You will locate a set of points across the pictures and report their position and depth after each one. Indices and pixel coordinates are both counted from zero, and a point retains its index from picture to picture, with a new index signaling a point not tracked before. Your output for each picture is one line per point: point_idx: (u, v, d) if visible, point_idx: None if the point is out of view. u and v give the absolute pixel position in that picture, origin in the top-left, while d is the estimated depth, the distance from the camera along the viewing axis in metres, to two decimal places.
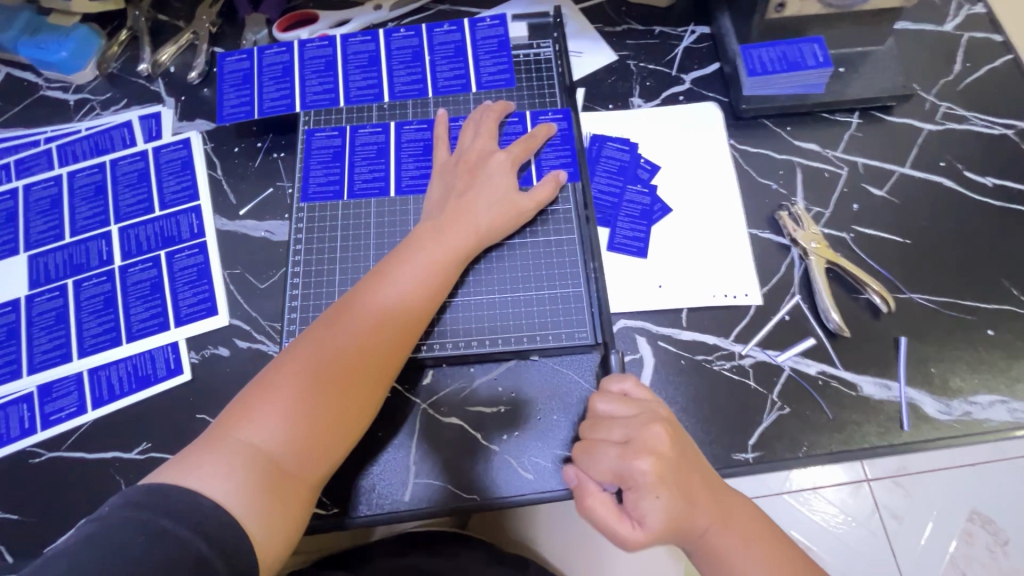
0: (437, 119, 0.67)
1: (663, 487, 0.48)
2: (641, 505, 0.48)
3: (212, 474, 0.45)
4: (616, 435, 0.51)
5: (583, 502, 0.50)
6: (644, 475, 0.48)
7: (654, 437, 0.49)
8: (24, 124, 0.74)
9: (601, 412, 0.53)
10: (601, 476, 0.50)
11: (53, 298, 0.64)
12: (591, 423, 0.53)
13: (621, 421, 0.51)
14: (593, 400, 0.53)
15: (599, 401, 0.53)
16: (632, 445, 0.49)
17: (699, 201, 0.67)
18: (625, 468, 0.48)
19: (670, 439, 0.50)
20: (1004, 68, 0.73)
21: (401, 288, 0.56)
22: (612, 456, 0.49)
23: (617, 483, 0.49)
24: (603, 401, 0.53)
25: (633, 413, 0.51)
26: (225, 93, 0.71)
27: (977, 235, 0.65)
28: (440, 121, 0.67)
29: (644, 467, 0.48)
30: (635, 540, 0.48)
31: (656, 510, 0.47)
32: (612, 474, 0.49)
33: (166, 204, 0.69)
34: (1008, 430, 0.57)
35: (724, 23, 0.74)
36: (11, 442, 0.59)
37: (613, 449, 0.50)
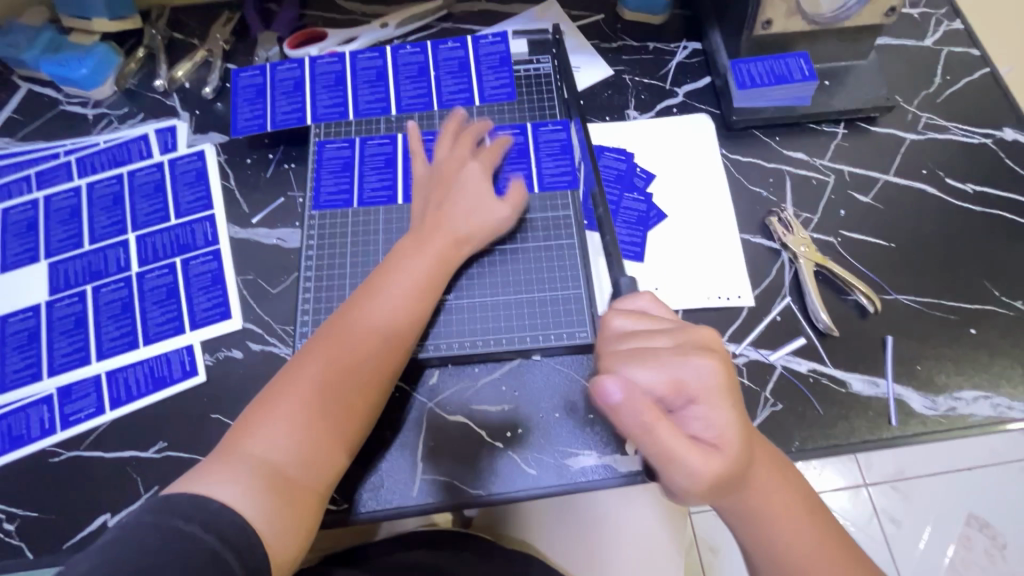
0: (449, 119, 0.70)
1: (728, 395, 0.46)
2: (709, 413, 0.45)
3: (223, 485, 0.47)
4: (663, 341, 0.48)
5: (647, 416, 0.42)
6: (708, 376, 0.45)
7: (703, 338, 0.48)
8: (45, 137, 0.77)
9: (626, 330, 0.50)
10: (657, 382, 0.45)
11: (72, 303, 0.67)
12: (624, 338, 0.49)
13: (662, 331, 0.49)
14: (611, 319, 0.51)
15: (616, 318, 0.50)
16: (684, 348, 0.47)
17: (694, 207, 0.70)
18: (686, 369, 0.45)
19: (717, 339, 0.49)
20: (982, 80, 0.77)
21: (390, 301, 0.58)
22: (668, 358, 0.46)
23: (673, 394, 0.45)
24: (624, 318, 0.51)
25: (671, 325, 0.49)
26: (239, 106, 0.74)
27: (960, 239, 0.68)
28: (453, 120, 0.69)
29: (707, 364, 0.46)
30: (709, 464, 0.43)
31: (725, 420, 0.45)
32: (668, 382, 0.45)
33: (181, 213, 0.71)
34: (992, 424, 0.59)
35: (714, 39, 0.77)
36: (31, 442, 0.61)
37: (667, 353, 0.46)
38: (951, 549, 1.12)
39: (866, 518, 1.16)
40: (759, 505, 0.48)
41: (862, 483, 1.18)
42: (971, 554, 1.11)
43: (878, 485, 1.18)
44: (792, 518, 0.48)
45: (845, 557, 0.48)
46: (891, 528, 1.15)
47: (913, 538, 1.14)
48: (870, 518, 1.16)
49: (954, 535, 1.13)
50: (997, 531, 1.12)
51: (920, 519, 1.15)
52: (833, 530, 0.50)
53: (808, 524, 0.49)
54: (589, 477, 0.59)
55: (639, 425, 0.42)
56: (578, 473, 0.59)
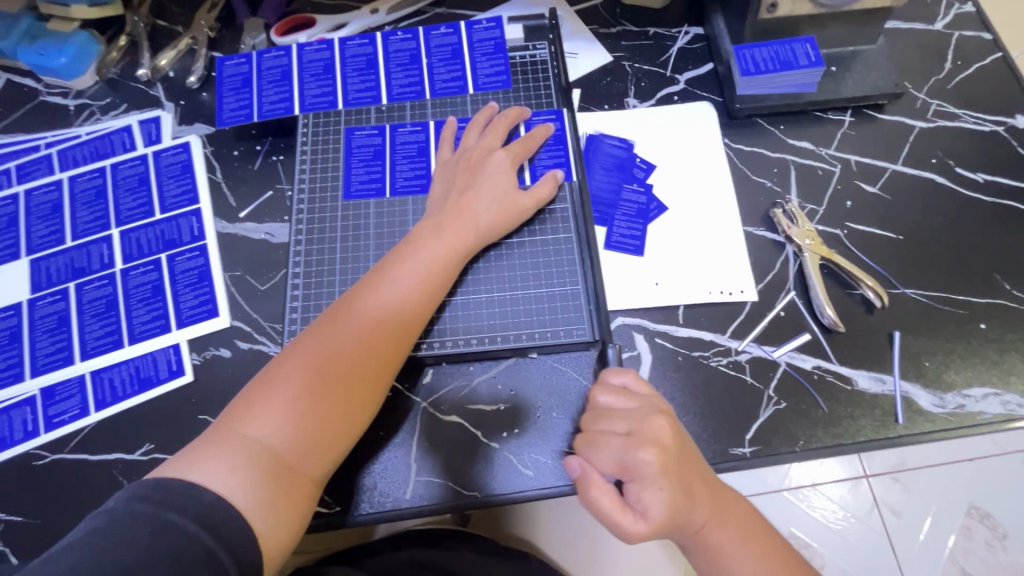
0: (484, 109, 0.68)
1: (668, 481, 0.48)
2: (643, 495, 0.48)
3: (217, 468, 0.46)
4: (619, 426, 0.51)
5: (586, 494, 0.50)
6: (648, 466, 0.48)
7: (659, 428, 0.50)
8: (25, 129, 0.74)
9: (603, 406, 0.53)
10: (603, 463, 0.50)
11: (55, 301, 0.65)
12: (591, 415, 0.53)
13: (622, 414, 0.51)
14: (594, 392, 0.54)
15: (599, 393, 0.54)
16: (634, 435, 0.50)
17: (695, 199, 0.68)
18: (627, 456, 0.49)
19: (675, 430, 0.50)
20: (994, 66, 0.74)
21: (401, 286, 0.56)
22: (615, 444, 0.50)
23: (620, 475, 0.50)
24: (603, 393, 0.53)
25: (634, 406, 0.52)
26: (224, 96, 0.72)
27: (970, 230, 0.66)
28: (486, 110, 0.68)
29: (647, 457, 0.48)
30: (639, 538, 0.48)
31: (658, 502, 0.48)
32: (616, 465, 0.50)
33: (166, 207, 0.69)
34: (1001, 422, 0.58)
35: (717, 23, 0.74)
36: (14, 445, 0.60)
37: (616, 439, 0.50)
38: (952, 540, 1.11)
39: (866, 509, 1.15)
40: (715, 562, 0.51)
41: (863, 475, 1.17)
42: (971, 544, 1.10)
43: (879, 476, 1.17)
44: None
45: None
46: (892, 519, 1.14)
47: (913, 529, 1.13)
48: (870, 509, 1.15)
49: (955, 526, 1.12)
50: (997, 522, 1.11)
51: (921, 509, 1.14)
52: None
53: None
54: None
55: (581, 498, 0.51)
56: None
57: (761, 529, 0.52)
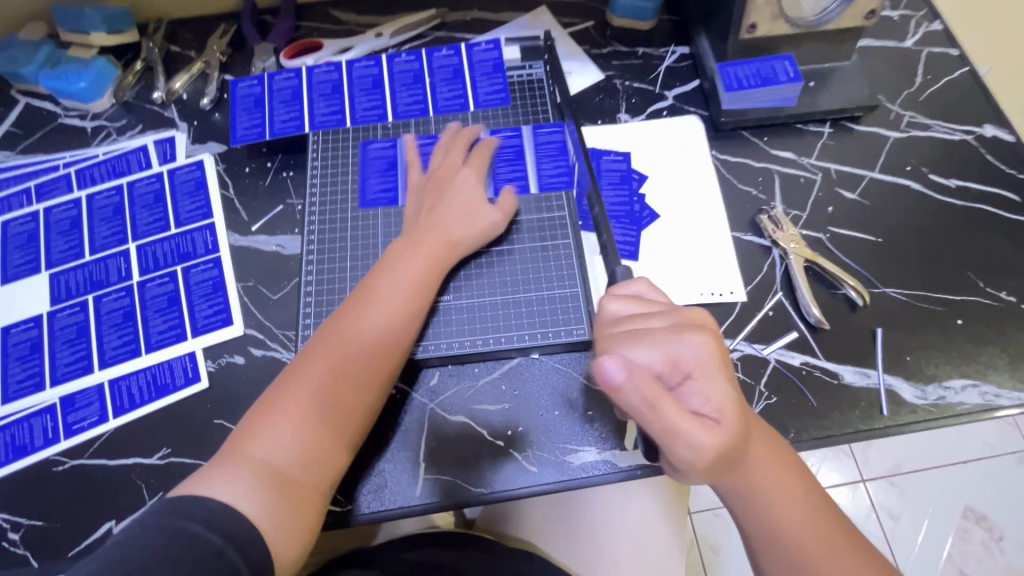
0: (447, 129, 0.72)
1: (724, 370, 0.48)
2: (705, 388, 0.47)
3: (218, 492, 0.48)
4: (656, 323, 0.50)
5: (649, 392, 0.45)
6: (701, 348, 0.48)
7: (697, 318, 0.50)
8: (44, 149, 0.78)
9: (631, 319, 0.51)
10: (652, 362, 0.48)
11: (74, 313, 0.67)
12: (621, 321, 0.51)
13: (658, 313, 0.51)
14: (610, 304, 0.53)
15: (610, 303, 0.53)
16: (678, 325, 0.50)
17: (686, 207, 0.72)
18: (679, 345, 0.48)
19: (710, 317, 0.51)
20: (961, 79, 0.79)
21: (385, 300, 0.59)
22: (663, 337, 0.48)
23: (670, 370, 0.48)
24: (618, 303, 0.53)
25: (663, 307, 0.52)
26: (238, 116, 0.75)
27: (944, 232, 0.70)
28: (449, 130, 0.71)
29: (700, 340, 0.48)
30: (705, 436, 0.46)
31: (719, 390, 0.47)
32: (664, 360, 0.48)
33: (181, 221, 0.72)
34: (980, 412, 0.61)
35: (702, 43, 0.79)
36: (34, 451, 0.61)
37: (662, 332, 0.49)
38: (949, 542, 1.14)
39: (865, 513, 1.17)
40: (752, 477, 0.50)
41: (859, 479, 1.20)
42: (968, 546, 1.13)
43: (876, 480, 1.20)
44: (785, 492, 0.50)
45: (836, 528, 0.50)
46: (890, 522, 1.16)
47: (911, 532, 1.15)
48: (869, 513, 1.17)
49: (952, 528, 1.15)
50: (994, 523, 1.14)
51: (918, 512, 1.16)
52: (825, 512, 0.51)
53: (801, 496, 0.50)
54: (590, 472, 0.60)
55: (643, 402, 0.45)
56: (578, 469, 0.60)
57: (780, 446, 0.52)
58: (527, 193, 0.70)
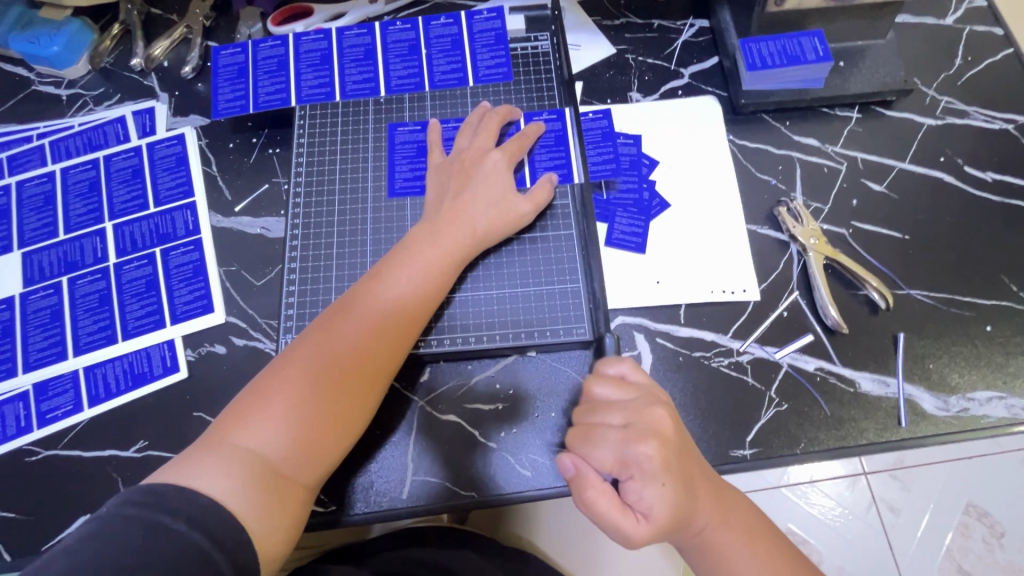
0: (476, 108, 0.67)
1: (669, 477, 0.46)
2: (646, 493, 0.45)
3: (211, 473, 0.45)
4: (616, 420, 0.48)
5: (587, 494, 0.47)
6: (648, 461, 0.45)
7: (657, 421, 0.47)
8: (17, 119, 0.73)
9: (598, 398, 0.50)
10: (603, 461, 0.47)
11: (48, 296, 0.64)
12: (590, 409, 0.50)
13: (621, 407, 0.48)
14: (591, 385, 0.50)
15: (594, 385, 0.50)
16: (634, 430, 0.47)
17: (699, 196, 0.67)
18: (628, 453, 0.46)
19: (673, 422, 0.48)
20: (1005, 61, 0.72)
21: (399, 291, 0.55)
22: (614, 441, 0.47)
23: (619, 472, 0.47)
24: (600, 385, 0.50)
25: (632, 398, 0.48)
26: (220, 87, 0.70)
27: (977, 231, 0.65)
28: (479, 110, 0.66)
29: (648, 452, 0.45)
30: (639, 535, 0.46)
31: (659, 499, 0.45)
32: (615, 462, 0.46)
33: (161, 200, 0.68)
34: (1005, 425, 0.57)
35: (724, 16, 0.73)
36: (7, 440, 0.59)
37: (615, 435, 0.47)
38: (948, 538, 1.10)
39: (864, 506, 1.13)
40: (715, 555, 0.49)
41: (861, 472, 1.15)
42: (968, 543, 1.08)
43: (877, 473, 1.15)
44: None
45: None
46: (890, 516, 1.12)
47: (911, 527, 1.12)
48: (868, 506, 1.13)
49: (952, 525, 1.10)
50: (996, 520, 1.09)
51: (919, 507, 1.12)
52: None
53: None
54: None
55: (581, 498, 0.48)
56: None
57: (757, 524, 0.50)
58: (524, 186, 0.64)
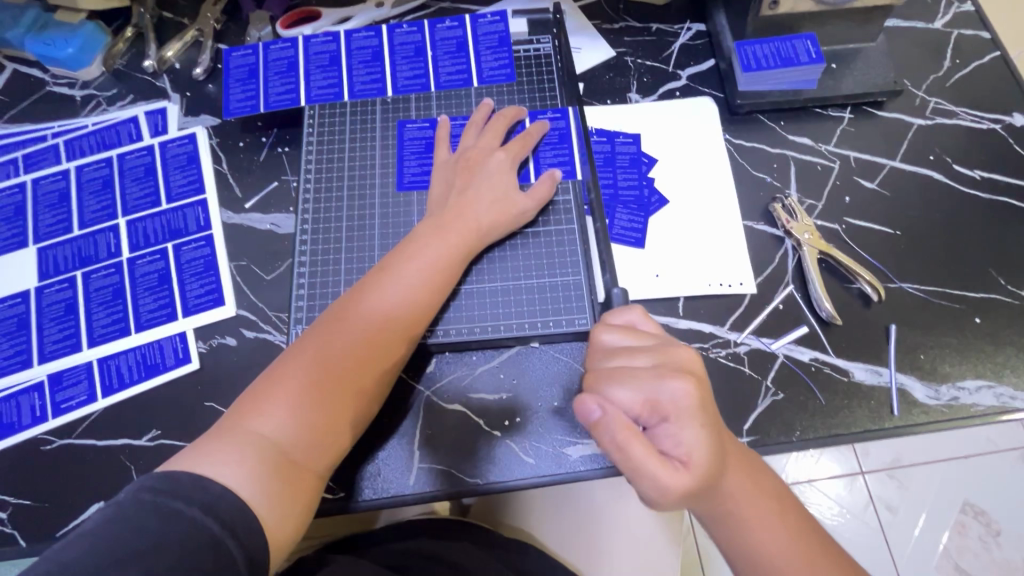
0: (480, 108, 0.69)
1: (702, 416, 0.46)
2: (679, 431, 0.45)
3: (224, 461, 0.47)
4: (644, 361, 0.48)
5: (620, 434, 0.44)
6: (683, 397, 0.45)
7: (683, 360, 0.48)
8: (31, 119, 0.75)
9: (614, 345, 0.50)
10: (632, 401, 0.46)
11: (62, 289, 0.66)
12: (610, 355, 0.50)
13: (644, 350, 0.49)
14: (601, 333, 0.51)
15: (604, 333, 0.51)
16: (662, 368, 0.47)
17: (696, 193, 0.69)
18: (660, 389, 0.46)
19: (699, 361, 0.49)
20: (992, 64, 0.75)
21: (406, 284, 0.57)
22: (646, 379, 0.47)
23: (648, 413, 0.46)
24: (611, 333, 0.51)
25: (654, 343, 0.50)
26: (231, 87, 0.72)
27: (966, 227, 0.67)
28: (483, 109, 0.68)
29: (682, 387, 0.46)
30: (677, 483, 0.44)
31: (696, 438, 0.45)
32: (644, 402, 0.46)
33: (173, 197, 0.70)
34: (995, 414, 0.59)
35: (720, 20, 0.75)
36: (22, 430, 0.60)
37: (647, 373, 0.47)
38: (945, 536, 1.11)
39: (862, 505, 1.15)
40: (732, 509, 0.49)
41: (859, 471, 1.17)
42: (965, 540, 1.10)
43: (875, 472, 1.17)
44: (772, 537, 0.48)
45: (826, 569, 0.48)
46: (887, 515, 1.14)
47: (908, 524, 1.13)
48: (866, 505, 1.15)
49: (949, 523, 1.12)
50: (992, 518, 1.11)
51: (916, 505, 1.14)
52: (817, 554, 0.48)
53: (783, 534, 0.49)
54: (587, 466, 0.58)
55: (612, 441, 0.45)
56: (576, 462, 0.58)
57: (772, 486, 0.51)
58: (528, 182, 0.66)
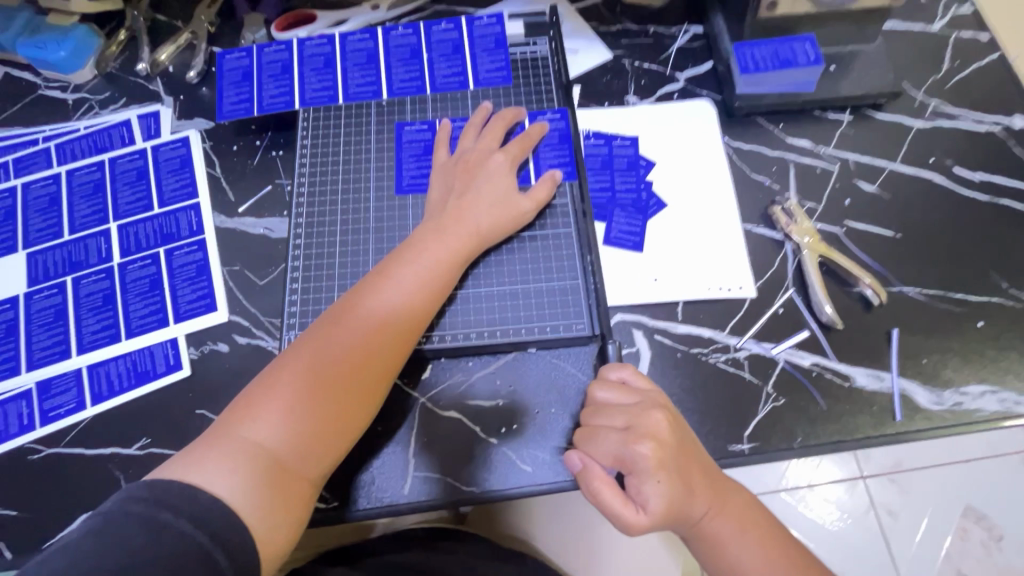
0: (478, 110, 0.68)
1: (669, 474, 0.50)
2: (647, 488, 0.50)
3: (216, 469, 0.46)
4: (620, 422, 0.53)
5: (592, 487, 0.52)
6: (645, 460, 0.50)
7: (656, 424, 0.52)
8: (22, 122, 0.74)
9: (601, 401, 0.55)
10: (606, 458, 0.52)
11: (52, 295, 0.65)
12: (595, 412, 0.55)
13: (623, 410, 0.53)
14: (593, 389, 0.56)
15: (598, 389, 0.55)
16: (635, 431, 0.52)
17: (695, 196, 0.68)
18: (627, 450, 0.51)
19: (672, 426, 0.52)
20: (992, 66, 0.74)
21: (403, 288, 0.56)
22: (616, 441, 0.52)
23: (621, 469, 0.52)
24: (603, 390, 0.55)
25: (633, 403, 0.54)
26: (225, 90, 0.71)
27: (968, 229, 0.66)
28: (481, 111, 0.68)
29: (646, 452, 0.51)
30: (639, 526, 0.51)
31: (660, 494, 0.50)
32: (615, 461, 0.52)
33: (165, 201, 0.69)
34: (998, 419, 0.58)
35: (717, 22, 0.75)
36: (10, 438, 0.59)
37: (616, 435, 0.52)
38: (947, 541, 1.10)
39: (863, 510, 1.14)
40: (719, 552, 0.53)
41: (859, 476, 1.16)
42: (966, 546, 1.08)
43: (876, 477, 1.15)
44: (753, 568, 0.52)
45: None
46: (888, 519, 1.13)
47: (910, 530, 1.12)
48: (867, 510, 1.14)
49: (951, 529, 1.10)
50: (993, 523, 1.09)
51: (917, 510, 1.13)
52: None
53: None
54: None
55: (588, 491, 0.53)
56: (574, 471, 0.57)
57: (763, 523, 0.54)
58: (529, 183, 0.65)
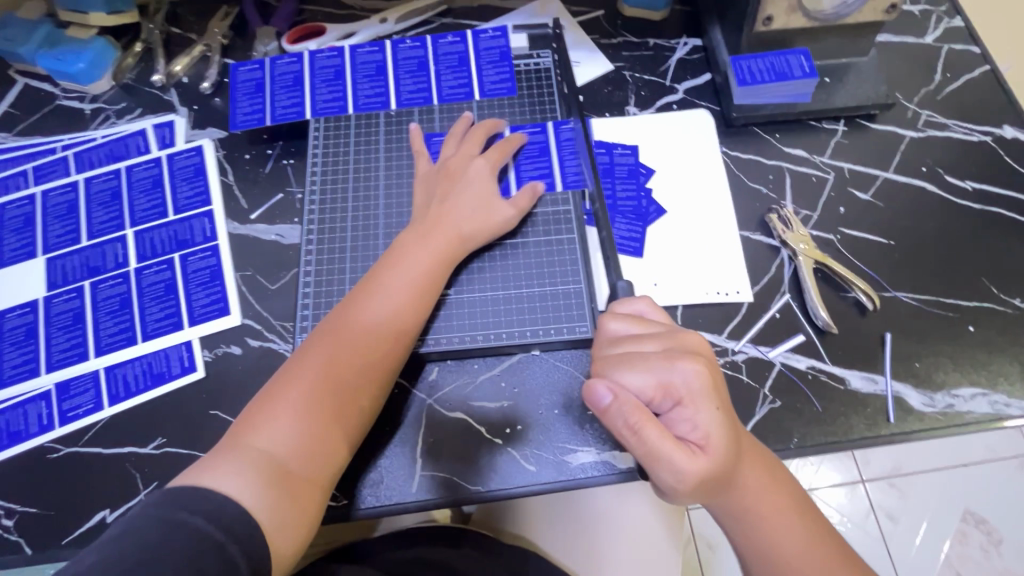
0: (460, 119, 0.71)
1: (715, 398, 0.47)
2: (694, 416, 0.47)
3: (225, 474, 0.48)
4: (652, 346, 0.50)
5: (634, 417, 0.45)
6: (694, 379, 0.47)
7: (692, 343, 0.50)
8: (41, 132, 0.76)
9: (619, 333, 0.52)
10: (644, 386, 0.47)
11: (70, 299, 0.67)
12: (616, 343, 0.51)
13: (653, 335, 0.50)
14: (606, 321, 0.52)
15: (611, 321, 0.52)
16: (672, 351, 0.49)
17: (693, 203, 0.70)
18: (671, 373, 0.47)
19: (706, 344, 0.51)
20: (982, 78, 0.77)
21: (391, 293, 0.58)
22: (655, 363, 0.48)
23: (661, 397, 0.47)
24: (618, 321, 0.52)
25: (661, 330, 0.51)
26: (238, 101, 0.74)
27: (959, 236, 0.68)
28: (462, 121, 0.70)
29: (693, 369, 0.47)
30: (691, 462, 0.46)
31: (711, 420, 0.46)
32: (656, 387, 0.47)
33: (180, 209, 0.71)
34: (989, 421, 0.60)
35: (715, 35, 0.77)
36: (29, 438, 0.61)
37: (656, 358, 0.48)
38: (946, 545, 1.11)
39: (863, 514, 1.15)
40: (749, 497, 0.49)
41: (859, 480, 1.17)
42: (966, 550, 1.10)
43: (875, 481, 1.17)
44: (781, 525, 0.49)
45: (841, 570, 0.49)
46: (888, 523, 1.14)
47: (909, 534, 1.13)
48: (867, 514, 1.15)
49: (950, 531, 1.12)
50: (994, 527, 1.11)
51: (917, 514, 1.14)
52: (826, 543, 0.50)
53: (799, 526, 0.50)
54: (588, 473, 0.59)
55: (626, 425, 0.46)
56: (577, 470, 0.59)
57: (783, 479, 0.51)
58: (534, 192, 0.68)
